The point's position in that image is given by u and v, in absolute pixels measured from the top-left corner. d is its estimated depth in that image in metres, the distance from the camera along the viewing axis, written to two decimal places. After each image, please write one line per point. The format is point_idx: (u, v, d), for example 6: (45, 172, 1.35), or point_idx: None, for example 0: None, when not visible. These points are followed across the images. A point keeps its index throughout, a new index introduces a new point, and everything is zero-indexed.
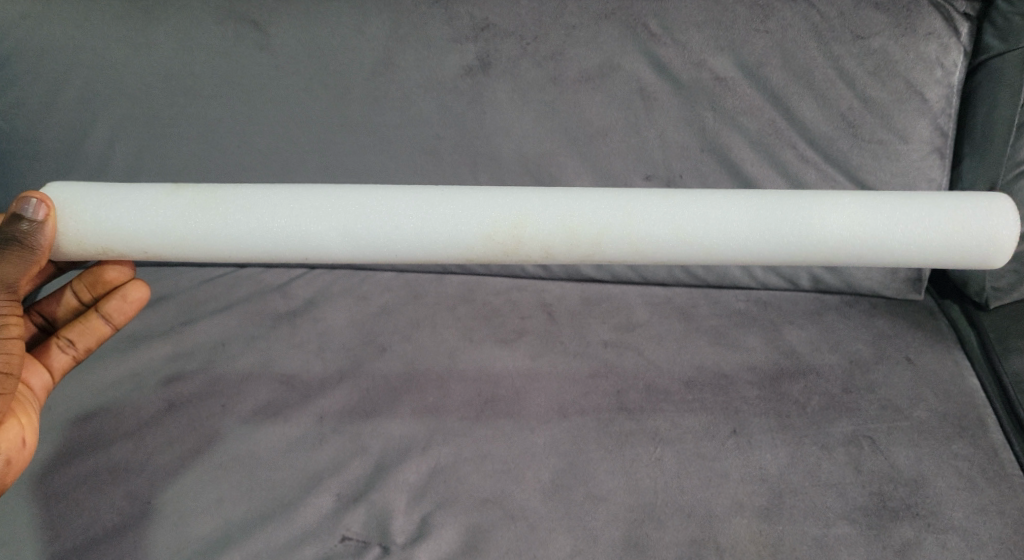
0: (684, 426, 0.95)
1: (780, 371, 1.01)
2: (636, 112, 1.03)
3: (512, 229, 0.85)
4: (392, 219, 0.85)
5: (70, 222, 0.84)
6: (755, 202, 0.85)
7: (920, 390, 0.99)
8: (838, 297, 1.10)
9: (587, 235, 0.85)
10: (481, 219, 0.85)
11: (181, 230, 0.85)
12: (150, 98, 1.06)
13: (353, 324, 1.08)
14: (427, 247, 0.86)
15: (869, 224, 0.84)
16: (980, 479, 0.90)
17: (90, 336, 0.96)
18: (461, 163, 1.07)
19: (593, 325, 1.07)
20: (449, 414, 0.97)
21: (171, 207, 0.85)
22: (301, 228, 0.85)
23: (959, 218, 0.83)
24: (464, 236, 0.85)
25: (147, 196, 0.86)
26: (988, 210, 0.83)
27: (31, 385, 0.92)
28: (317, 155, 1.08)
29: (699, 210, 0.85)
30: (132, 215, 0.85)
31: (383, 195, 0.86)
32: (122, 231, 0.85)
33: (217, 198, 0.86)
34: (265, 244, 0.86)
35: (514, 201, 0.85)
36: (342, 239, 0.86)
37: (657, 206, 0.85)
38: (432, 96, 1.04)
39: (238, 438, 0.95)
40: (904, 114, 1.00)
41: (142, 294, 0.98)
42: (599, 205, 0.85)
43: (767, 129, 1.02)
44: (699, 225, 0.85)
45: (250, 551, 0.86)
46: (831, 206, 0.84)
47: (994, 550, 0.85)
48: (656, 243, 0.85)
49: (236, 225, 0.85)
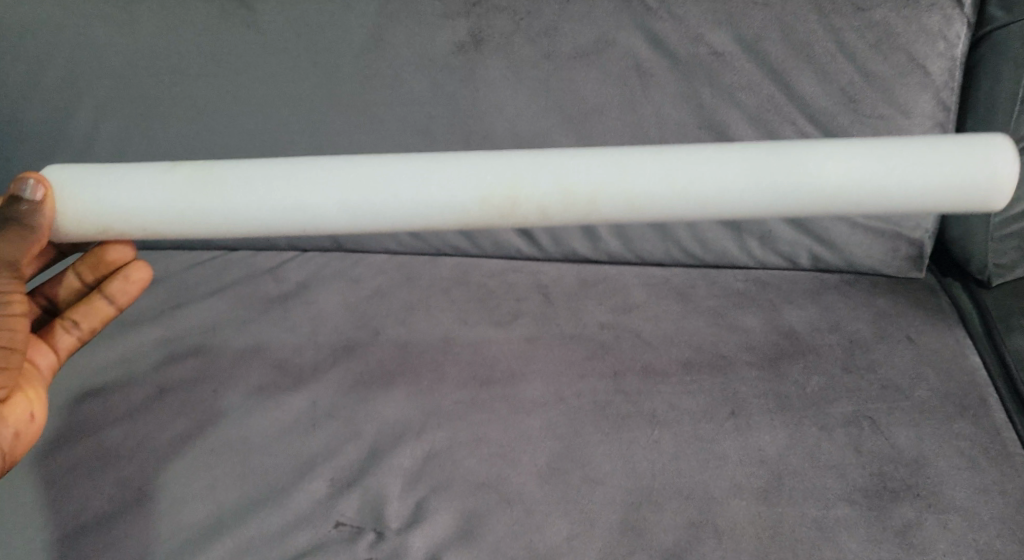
0: (682, 407, 0.94)
1: (779, 351, 0.99)
2: (632, 89, 1.01)
3: (505, 190, 0.83)
4: (386, 184, 0.83)
5: (72, 205, 0.83)
6: (752, 156, 0.83)
7: (921, 369, 0.97)
8: (838, 276, 1.09)
9: (585, 193, 0.83)
10: (472, 181, 0.83)
11: (185, 205, 0.83)
12: (134, 78, 1.04)
13: (345, 307, 1.07)
14: (417, 210, 0.84)
15: (870, 176, 0.82)
16: (982, 459, 0.88)
17: (95, 317, 0.94)
18: (455, 142, 1.05)
19: (590, 307, 1.06)
20: (444, 399, 0.96)
21: (173, 183, 0.83)
22: (301, 197, 0.83)
23: (954, 162, 0.82)
24: (458, 199, 0.83)
25: (147, 173, 0.84)
26: (983, 152, 0.82)
27: (38, 364, 0.90)
28: (308, 133, 1.06)
29: (698, 166, 0.83)
30: (135, 192, 0.83)
31: (375, 164, 0.84)
32: (126, 210, 0.83)
33: (216, 172, 0.84)
34: (265, 216, 0.84)
35: (507, 163, 0.83)
36: (341, 210, 0.84)
37: (652, 162, 0.83)
38: (424, 74, 1.02)
39: (229, 424, 0.94)
40: (906, 88, 0.97)
41: (145, 275, 0.96)
42: (596, 162, 0.83)
43: (766, 105, 1.00)
44: (699, 182, 0.82)
45: (241, 538, 0.85)
46: (832, 159, 0.82)
47: (996, 530, 0.83)
48: (655, 199, 0.83)
49: (237, 198, 0.83)
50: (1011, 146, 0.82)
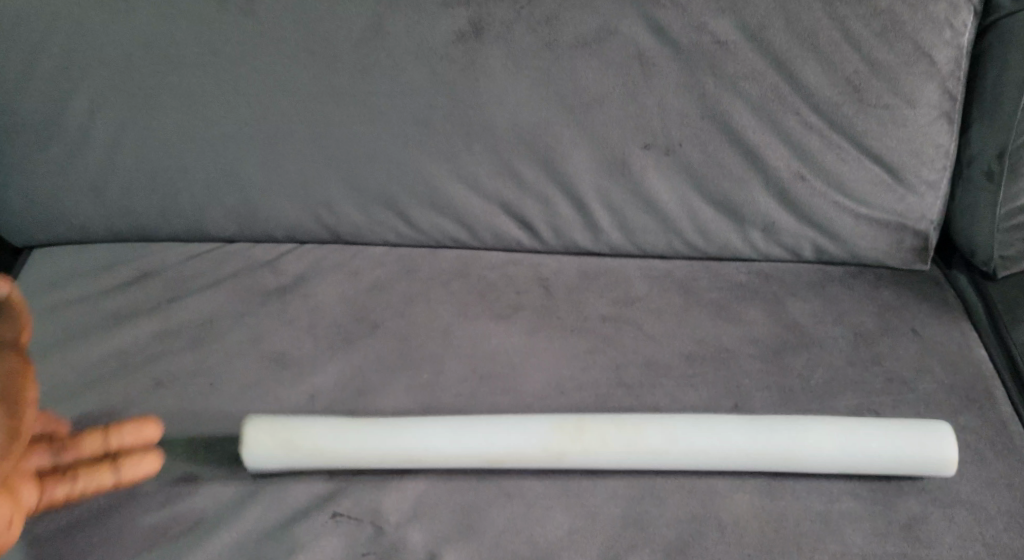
0: (684, 401, 0.93)
1: (783, 344, 0.98)
2: (635, 79, 1.00)
3: (574, 440, 0.84)
4: (466, 425, 0.85)
5: (261, 431, 0.84)
6: (830, 424, 0.84)
7: (927, 361, 0.96)
8: (842, 269, 1.08)
9: (755, 447, 0.83)
10: (537, 426, 0.84)
11: (352, 445, 0.84)
12: (131, 68, 1.03)
13: (344, 300, 1.06)
14: (502, 450, 0.84)
15: (855, 448, 0.83)
16: (988, 452, 0.87)
17: (91, 483, 0.84)
18: (455, 133, 1.04)
19: (591, 299, 1.05)
20: (444, 392, 0.95)
21: (331, 432, 0.85)
22: (460, 441, 0.84)
23: (908, 444, 0.82)
24: (530, 443, 0.84)
25: (320, 424, 0.86)
26: (935, 441, 0.82)
27: (17, 494, 0.78)
28: (307, 124, 1.05)
29: (813, 436, 0.83)
30: (316, 437, 0.85)
31: (468, 422, 0.85)
32: (325, 441, 0.84)
33: (399, 423, 0.86)
34: (405, 446, 0.84)
35: (648, 420, 0.85)
36: (430, 437, 0.84)
37: (778, 431, 0.83)
38: (423, 64, 1.01)
39: (227, 418, 0.93)
40: (912, 77, 0.96)
41: (152, 467, 0.86)
42: (695, 430, 0.84)
43: (770, 95, 0.98)
44: (815, 439, 0.83)
45: (238, 532, 0.83)
46: (823, 431, 0.83)
47: (1003, 524, 0.82)
48: (760, 452, 0.83)
49: (430, 437, 0.84)
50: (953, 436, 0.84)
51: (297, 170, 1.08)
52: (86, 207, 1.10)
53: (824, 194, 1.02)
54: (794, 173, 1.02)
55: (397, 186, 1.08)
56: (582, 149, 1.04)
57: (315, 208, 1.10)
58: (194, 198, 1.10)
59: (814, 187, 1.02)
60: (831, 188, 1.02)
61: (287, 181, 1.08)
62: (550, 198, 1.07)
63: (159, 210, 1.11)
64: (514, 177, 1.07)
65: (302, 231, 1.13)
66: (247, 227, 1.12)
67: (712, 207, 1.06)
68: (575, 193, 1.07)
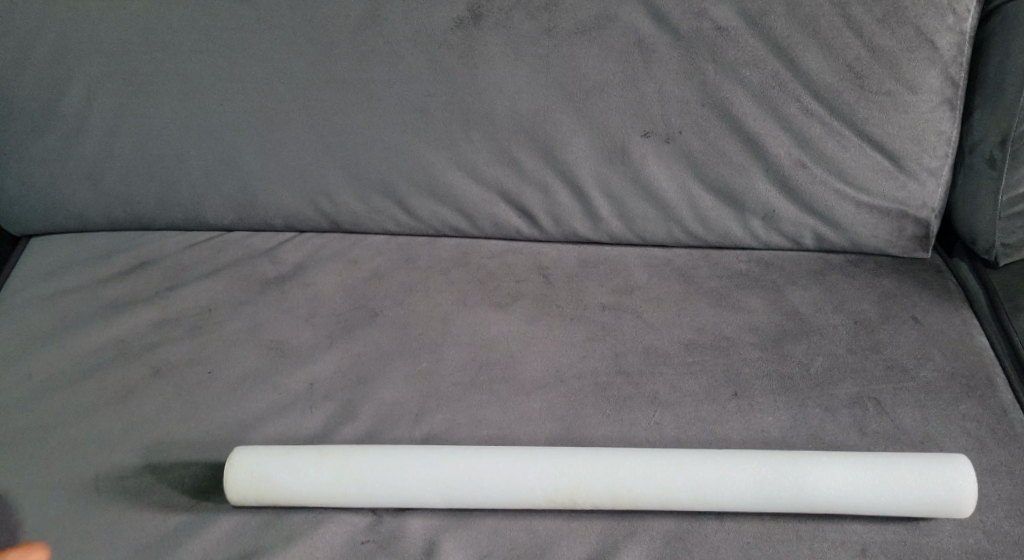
0: (683, 389, 0.92)
1: (783, 332, 0.98)
2: (634, 65, 0.99)
3: (573, 483, 0.80)
4: (465, 477, 0.81)
5: (244, 470, 0.82)
6: (849, 460, 0.80)
7: (927, 349, 0.95)
8: (843, 257, 1.08)
9: (766, 489, 0.79)
10: (539, 465, 0.81)
11: (339, 486, 0.81)
12: (127, 55, 1.03)
13: (343, 289, 1.06)
14: (492, 494, 0.80)
15: (861, 486, 0.78)
16: (989, 440, 0.86)
17: None
18: (454, 121, 1.04)
19: (591, 288, 1.05)
20: (443, 380, 0.94)
21: (313, 470, 0.82)
22: (443, 480, 0.81)
23: (920, 478, 0.78)
24: (529, 485, 0.80)
25: (305, 459, 0.83)
26: (947, 475, 0.78)
27: None
28: (305, 112, 1.04)
29: (814, 470, 0.79)
30: (302, 476, 0.82)
31: (468, 460, 0.81)
32: (313, 482, 0.81)
33: (390, 463, 0.82)
34: (383, 487, 0.81)
35: (651, 458, 0.81)
36: (432, 494, 0.81)
37: (766, 464, 0.80)
38: (421, 51, 1.00)
39: (224, 406, 0.93)
40: (913, 63, 0.96)
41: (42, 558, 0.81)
42: (701, 464, 0.80)
43: (770, 82, 0.98)
44: (815, 482, 0.78)
45: (234, 519, 0.83)
46: (825, 471, 0.79)
47: (1005, 511, 0.80)
48: (759, 494, 0.79)
49: (420, 481, 0.81)
50: (969, 465, 0.79)
51: (295, 157, 1.07)
52: (84, 195, 1.10)
53: (825, 181, 1.02)
54: (795, 160, 1.01)
55: (396, 174, 1.08)
56: (582, 137, 1.03)
57: (314, 196, 1.10)
58: (192, 186, 1.09)
59: (815, 175, 1.02)
60: (832, 175, 1.02)
61: (285, 169, 1.08)
62: (549, 186, 1.07)
63: (156, 198, 1.10)
64: (513, 164, 1.06)
65: (300, 219, 1.12)
66: (245, 216, 1.12)
67: (713, 195, 1.05)
68: (574, 181, 1.06)
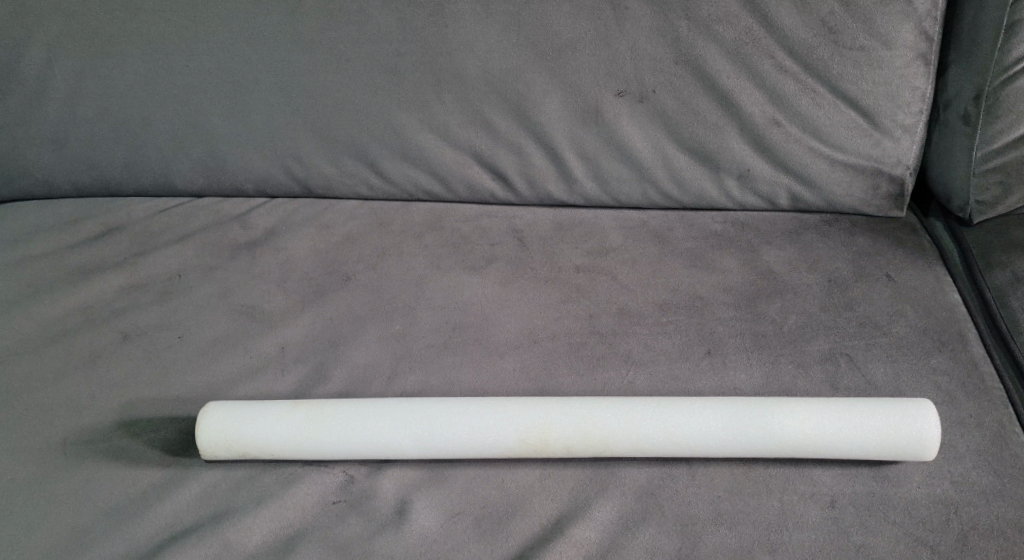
0: (658, 348, 0.92)
1: (757, 291, 0.97)
2: (605, 23, 0.98)
3: (544, 430, 0.80)
4: (437, 425, 0.81)
5: (215, 422, 0.81)
6: (816, 405, 0.81)
7: (900, 305, 0.95)
8: (818, 217, 1.07)
9: (738, 433, 0.79)
10: (511, 414, 0.81)
11: (311, 437, 0.81)
12: (88, 15, 1.02)
13: (315, 253, 1.05)
14: (466, 442, 0.80)
15: (831, 429, 0.79)
16: (960, 394, 0.86)
17: None
18: (425, 81, 1.02)
19: (565, 250, 1.04)
20: (415, 341, 0.93)
21: (283, 421, 0.82)
22: (415, 428, 0.81)
23: (887, 419, 0.79)
24: (500, 433, 0.80)
25: (276, 412, 0.83)
26: (911, 416, 0.79)
27: None
28: (272, 73, 1.03)
29: (783, 414, 0.80)
30: (274, 427, 0.81)
31: (440, 409, 0.82)
32: (283, 433, 0.81)
33: (362, 412, 0.82)
34: (356, 438, 0.81)
35: (620, 406, 0.81)
36: (405, 441, 0.81)
37: (735, 408, 0.80)
38: (390, 10, 0.99)
39: (194, 370, 0.91)
40: (887, 18, 0.95)
41: None
42: (672, 410, 0.80)
43: (744, 38, 0.97)
44: (785, 424, 0.79)
45: (201, 480, 0.82)
46: (793, 412, 0.80)
47: (972, 462, 0.80)
48: (731, 437, 0.79)
49: (393, 430, 0.81)
50: (933, 410, 0.80)
51: (264, 120, 1.06)
52: (49, 159, 1.09)
53: (799, 140, 1.01)
54: (769, 118, 1.00)
55: (368, 137, 1.06)
56: (555, 97, 1.02)
57: (284, 160, 1.08)
58: (160, 151, 1.09)
59: (789, 133, 1.01)
60: (806, 134, 1.01)
61: (254, 132, 1.07)
62: (523, 148, 1.06)
63: (124, 162, 1.09)
64: (486, 127, 1.05)
65: (272, 184, 1.11)
66: (215, 181, 1.11)
67: (688, 155, 1.04)
68: (548, 142, 1.05)
